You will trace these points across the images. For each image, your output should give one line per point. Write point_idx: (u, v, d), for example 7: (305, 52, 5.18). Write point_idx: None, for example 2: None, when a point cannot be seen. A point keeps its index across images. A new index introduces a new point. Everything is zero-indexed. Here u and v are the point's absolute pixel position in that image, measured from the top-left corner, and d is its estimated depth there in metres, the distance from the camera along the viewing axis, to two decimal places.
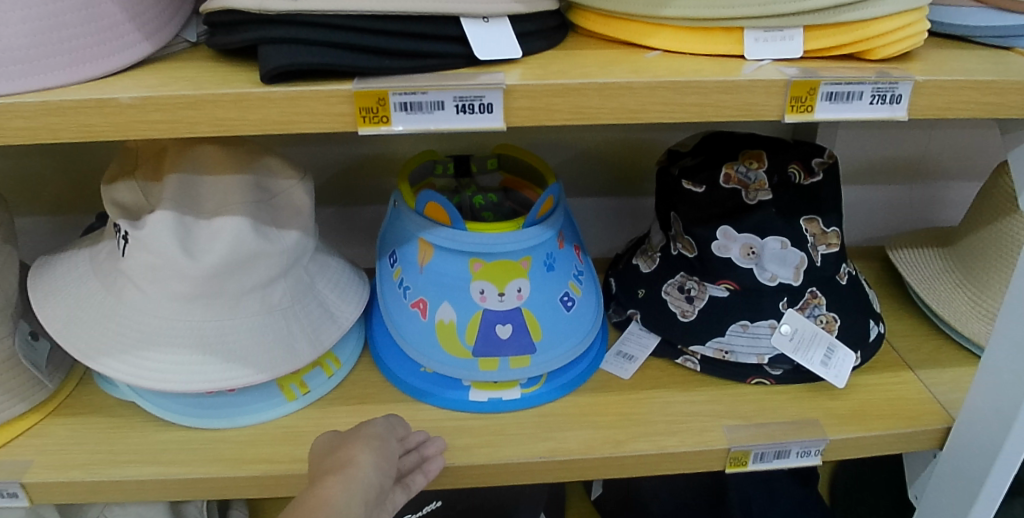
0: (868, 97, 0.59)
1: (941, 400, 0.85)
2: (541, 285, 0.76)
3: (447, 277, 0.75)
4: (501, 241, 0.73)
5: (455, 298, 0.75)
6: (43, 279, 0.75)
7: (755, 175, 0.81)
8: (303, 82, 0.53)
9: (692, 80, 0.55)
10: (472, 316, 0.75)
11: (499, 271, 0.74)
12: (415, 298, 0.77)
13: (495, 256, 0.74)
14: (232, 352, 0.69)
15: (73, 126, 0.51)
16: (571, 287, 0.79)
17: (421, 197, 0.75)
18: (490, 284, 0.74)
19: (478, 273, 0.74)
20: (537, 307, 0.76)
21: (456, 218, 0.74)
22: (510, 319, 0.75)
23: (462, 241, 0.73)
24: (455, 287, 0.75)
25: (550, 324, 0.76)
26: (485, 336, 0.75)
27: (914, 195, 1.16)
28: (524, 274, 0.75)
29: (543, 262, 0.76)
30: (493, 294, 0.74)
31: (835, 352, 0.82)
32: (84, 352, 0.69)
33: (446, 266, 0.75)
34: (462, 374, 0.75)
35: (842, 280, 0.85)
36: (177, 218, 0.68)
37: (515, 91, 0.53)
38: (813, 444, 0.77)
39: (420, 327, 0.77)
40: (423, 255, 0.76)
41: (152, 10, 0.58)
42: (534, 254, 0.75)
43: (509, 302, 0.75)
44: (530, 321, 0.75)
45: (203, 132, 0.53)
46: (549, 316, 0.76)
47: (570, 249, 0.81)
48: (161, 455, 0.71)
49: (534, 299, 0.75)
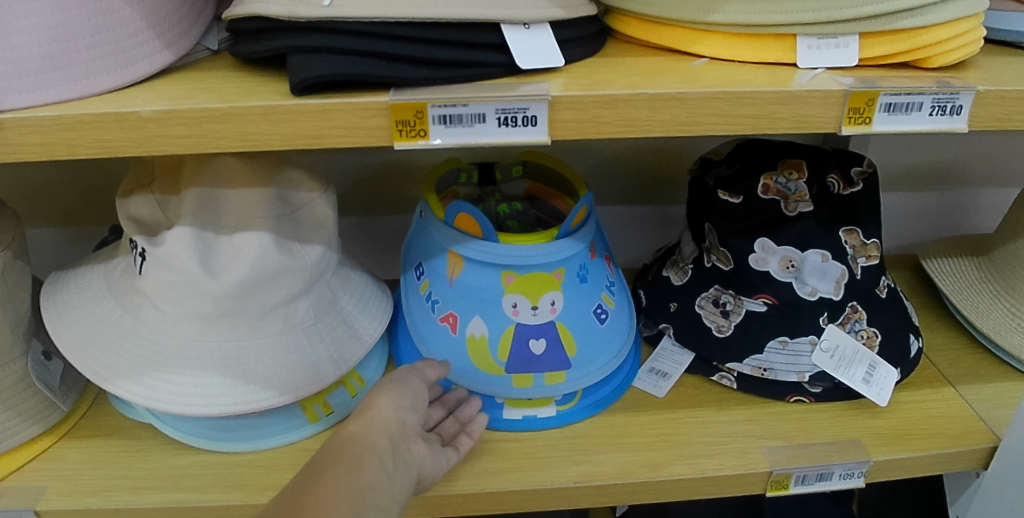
0: (928, 108, 0.56)
1: (985, 417, 0.81)
2: (575, 298, 0.73)
3: (478, 291, 0.72)
4: (534, 252, 0.70)
5: (487, 312, 0.72)
6: (56, 297, 0.72)
7: (795, 185, 0.78)
8: (336, 93, 0.50)
9: (747, 90, 0.52)
10: (506, 331, 0.72)
11: (532, 284, 0.71)
12: (444, 313, 0.74)
13: (528, 268, 0.71)
14: (254, 373, 0.66)
15: (91, 141, 0.48)
16: (605, 299, 0.76)
17: (452, 208, 0.72)
18: (523, 297, 0.71)
19: (511, 286, 0.71)
20: (572, 321, 0.73)
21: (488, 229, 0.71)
22: (544, 334, 0.72)
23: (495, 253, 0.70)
24: (487, 301, 0.72)
25: (585, 339, 0.73)
26: (518, 351, 0.72)
27: (945, 202, 1.13)
28: (557, 286, 0.72)
29: (576, 274, 0.73)
30: (526, 308, 0.71)
31: (877, 369, 0.79)
32: (100, 375, 0.66)
33: (477, 279, 0.72)
34: (495, 391, 0.72)
35: (882, 293, 0.82)
36: (196, 234, 0.65)
37: (561, 102, 0.50)
38: (857, 465, 0.74)
39: (450, 343, 0.74)
40: (453, 269, 0.74)
41: (172, 17, 0.55)
42: (568, 265, 0.72)
43: (542, 316, 0.72)
44: (564, 336, 0.72)
45: (229, 148, 0.50)
46: (584, 330, 0.73)
47: (602, 260, 0.78)
48: (180, 481, 0.68)
49: (568, 312, 0.73)
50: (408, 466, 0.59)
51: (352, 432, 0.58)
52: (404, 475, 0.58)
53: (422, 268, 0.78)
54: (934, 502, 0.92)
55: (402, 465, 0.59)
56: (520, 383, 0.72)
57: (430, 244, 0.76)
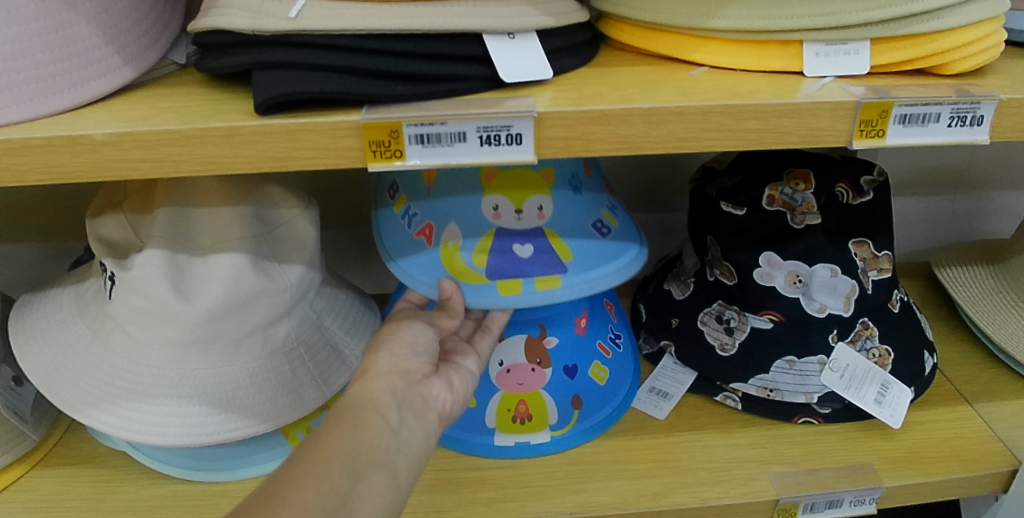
0: (946, 119, 0.52)
1: (1004, 438, 0.77)
2: (564, 201, 0.66)
3: (455, 196, 0.66)
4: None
5: (466, 219, 0.65)
6: (25, 323, 0.68)
7: (803, 197, 0.74)
8: (304, 111, 0.46)
9: (749, 103, 0.48)
10: (485, 235, 0.65)
11: (514, 184, 0.65)
12: (418, 225, 0.68)
13: (508, 165, 0.65)
14: (231, 400, 0.63)
15: (42, 167, 0.45)
16: (605, 215, 0.69)
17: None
18: (503, 198, 0.65)
19: (490, 186, 0.65)
20: (563, 226, 0.66)
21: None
22: (531, 239, 0.65)
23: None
24: (463, 202, 0.66)
25: (581, 246, 0.65)
26: (502, 257, 0.64)
27: (958, 207, 1.09)
28: (545, 189, 0.66)
29: (567, 176, 0.67)
30: (508, 211, 0.65)
31: (889, 389, 0.75)
32: (70, 405, 0.62)
33: (454, 181, 0.66)
34: (479, 301, 0.63)
35: (894, 307, 0.78)
36: (168, 257, 0.61)
37: (547, 119, 0.47)
38: (869, 492, 0.70)
39: (426, 257, 0.66)
40: (427, 176, 0.68)
41: (133, 30, 0.51)
42: (555, 170, 0.67)
43: (526, 220, 0.65)
44: (556, 244, 0.65)
45: (191, 171, 0.46)
46: (579, 236, 0.66)
47: (598, 180, 0.72)
48: (156, 513, 0.65)
49: (557, 216, 0.66)
50: (424, 411, 0.55)
51: (349, 397, 0.53)
52: (419, 424, 0.54)
53: (395, 185, 0.71)
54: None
55: (416, 412, 0.54)
56: (505, 290, 0.63)
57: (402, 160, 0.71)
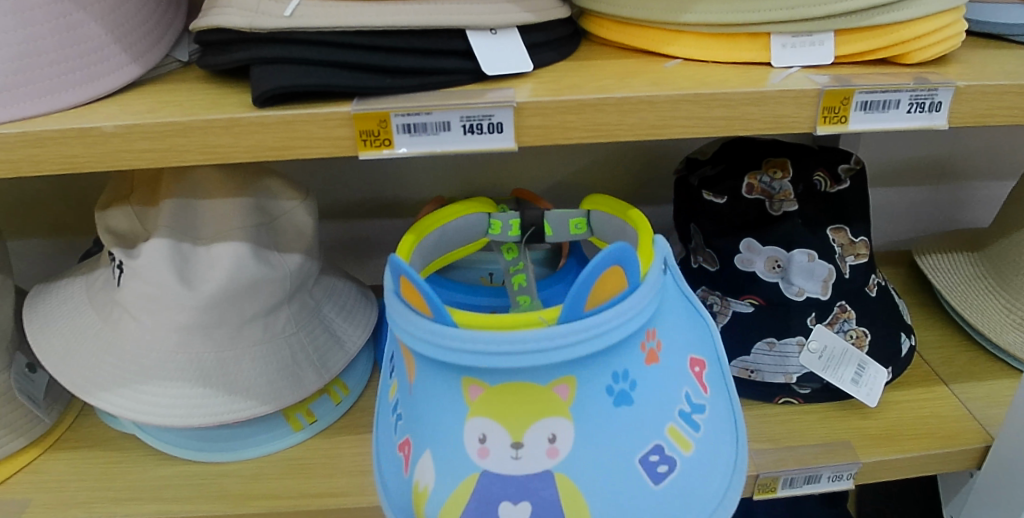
0: (906, 105, 0.55)
1: (978, 416, 0.80)
2: (592, 433, 0.50)
3: (438, 415, 0.51)
4: (517, 347, 0.46)
5: (443, 452, 0.51)
6: (38, 311, 0.72)
7: (780, 185, 0.77)
8: (300, 103, 0.50)
9: (717, 91, 0.51)
10: (467, 480, 0.50)
11: (514, 409, 0.49)
12: (403, 434, 0.55)
13: (502, 378, 0.48)
14: (233, 384, 0.66)
15: (56, 158, 0.48)
16: (671, 434, 0.54)
17: (389, 273, 0.49)
18: (494, 426, 0.49)
19: (476, 404, 0.49)
20: (579, 471, 0.50)
21: (440, 313, 0.47)
22: (527, 494, 0.49)
23: (452, 343, 0.47)
24: (444, 431, 0.51)
25: (607, 497, 0.51)
26: (483, 512, 0.50)
27: (941, 197, 1.11)
28: (564, 409, 0.50)
29: (604, 389, 0.51)
30: (501, 445, 0.49)
31: (866, 369, 0.78)
32: (80, 387, 0.65)
33: (433, 395, 0.51)
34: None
35: (871, 291, 0.81)
36: (173, 246, 0.64)
37: (527, 108, 0.50)
38: (846, 467, 0.73)
39: (402, 487, 0.55)
40: (409, 368, 0.54)
41: (139, 30, 0.54)
42: (576, 380, 0.49)
43: (526, 460, 0.49)
44: (568, 497, 0.50)
45: (194, 161, 0.49)
46: (606, 487, 0.51)
47: (665, 368, 0.54)
48: (163, 492, 0.68)
49: (576, 454, 0.50)
50: None
51: None
52: None
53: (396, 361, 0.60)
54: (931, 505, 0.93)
55: None
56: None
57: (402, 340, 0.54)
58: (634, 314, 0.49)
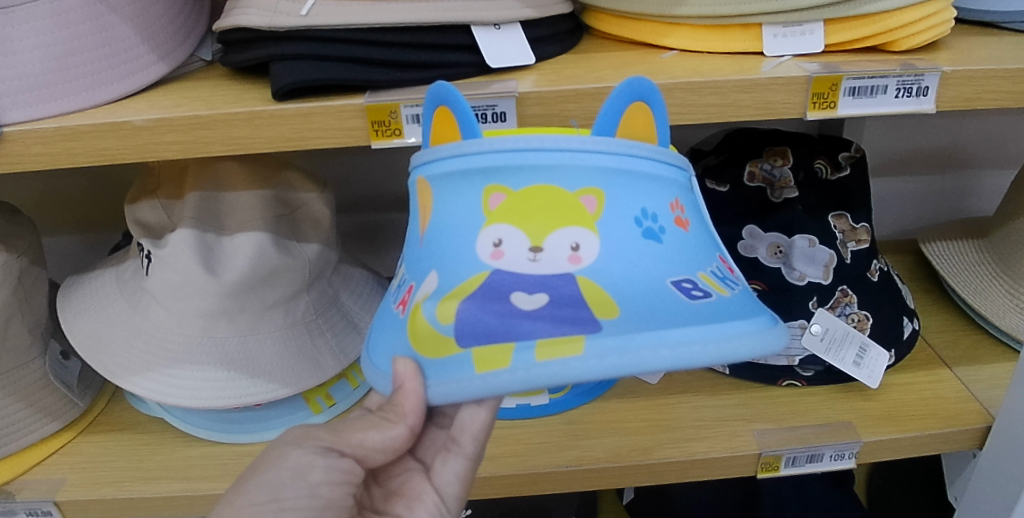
0: (893, 90, 0.57)
1: (980, 397, 0.82)
2: (622, 250, 0.43)
3: (445, 233, 0.44)
4: (544, 145, 0.44)
5: (450, 257, 0.43)
6: (72, 300, 0.76)
7: (781, 172, 0.81)
8: (316, 96, 0.53)
9: (710, 80, 0.54)
10: (474, 278, 0.42)
11: (536, 209, 0.43)
12: (399, 292, 0.47)
13: (527, 176, 0.44)
14: (256, 366, 0.69)
15: (91, 150, 0.52)
16: (705, 278, 0.44)
17: (426, 107, 0.48)
18: (511, 227, 0.43)
19: (495, 211, 0.43)
20: (608, 276, 0.42)
21: (468, 125, 0.46)
22: (545, 289, 0.41)
23: (479, 148, 0.44)
24: (453, 238, 0.44)
25: (639, 306, 0.41)
26: (490, 304, 0.41)
27: (947, 186, 1.12)
28: (590, 221, 0.43)
29: (632, 218, 0.44)
30: (519, 248, 0.42)
31: (867, 351, 0.80)
32: (112, 371, 0.69)
33: (454, 205, 0.45)
34: (438, 389, 0.40)
35: (873, 276, 0.83)
36: (198, 236, 0.68)
37: (528, 98, 0.53)
38: (847, 446, 0.75)
39: (395, 328, 0.45)
40: (421, 217, 0.47)
41: (165, 31, 0.58)
42: (603, 189, 0.44)
43: (547, 265, 0.42)
44: (592, 295, 0.41)
45: (217, 152, 0.53)
46: (639, 296, 0.41)
47: (698, 234, 0.46)
48: (189, 471, 0.72)
49: (602, 264, 0.42)
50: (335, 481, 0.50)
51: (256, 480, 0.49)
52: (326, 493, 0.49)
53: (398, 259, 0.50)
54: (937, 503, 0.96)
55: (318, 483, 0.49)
56: (486, 368, 0.39)
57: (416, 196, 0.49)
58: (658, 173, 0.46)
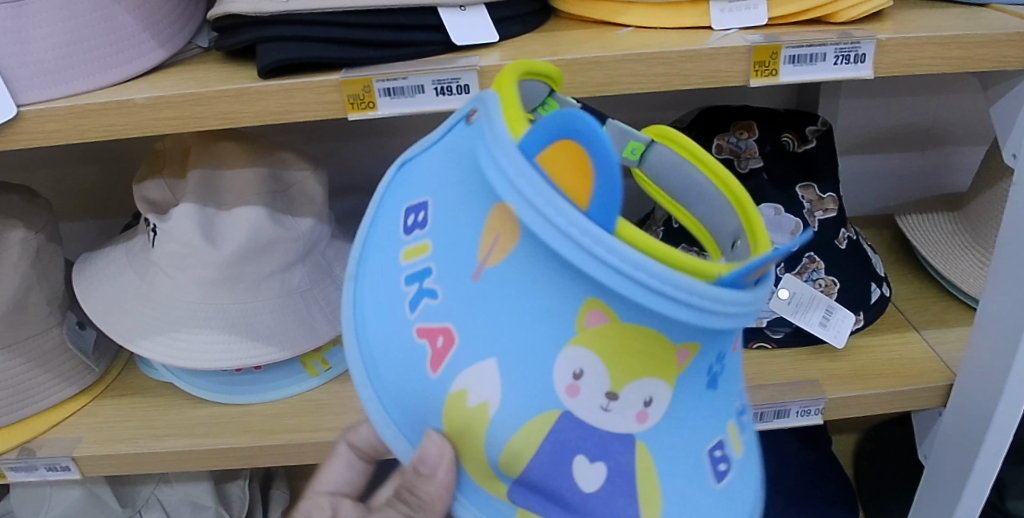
0: (832, 58, 0.62)
1: (945, 359, 0.85)
2: (688, 416, 0.35)
3: (517, 327, 0.33)
4: (682, 293, 0.30)
5: (528, 378, 0.33)
6: (86, 273, 0.82)
7: (746, 144, 0.84)
8: (297, 74, 0.59)
9: (657, 51, 0.59)
10: (544, 417, 0.33)
11: (633, 351, 0.33)
12: (429, 322, 0.35)
13: (643, 316, 0.32)
14: (255, 331, 0.75)
15: (97, 127, 0.58)
16: (732, 439, 0.38)
17: (550, 118, 0.30)
18: (592, 361, 0.33)
19: (591, 333, 0.32)
20: (666, 452, 0.35)
21: (604, 200, 0.30)
22: (605, 457, 0.34)
23: (596, 247, 0.30)
24: (500, 323, 0.33)
25: (682, 482, 0.35)
26: (556, 465, 0.34)
27: (927, 162, 1.15)
28: (673, 373, 0.34)
29: (707, 367, 0.35)
30: (597, 392, 0.33)
31: (834, 313, 0.84)
32: (124, 336, 0.75)
33: (522, 287, 0.33)
34: (467, 514, 0.39)
35: (841, 244, 0.86)
36: (199, 210, 0.74)
37: (489, 72, 0.58)
38: (813, 403, 0.80)
39: (421, 395, 0.36)
40: (486, 245, 0.34)
41: (164, 20, 0.64)
42: (711, 345, 0.34)
43: (615, 421, 0.34)
44: (645, 484, 0.35)
45: (210, 126, 0.59)
46: (683, 476, 0.35)
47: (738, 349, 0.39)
48: (195, 428, 0.78)
49: (667, 430, 0.35)
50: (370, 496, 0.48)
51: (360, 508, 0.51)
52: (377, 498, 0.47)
53: (421, 206, 0.38)
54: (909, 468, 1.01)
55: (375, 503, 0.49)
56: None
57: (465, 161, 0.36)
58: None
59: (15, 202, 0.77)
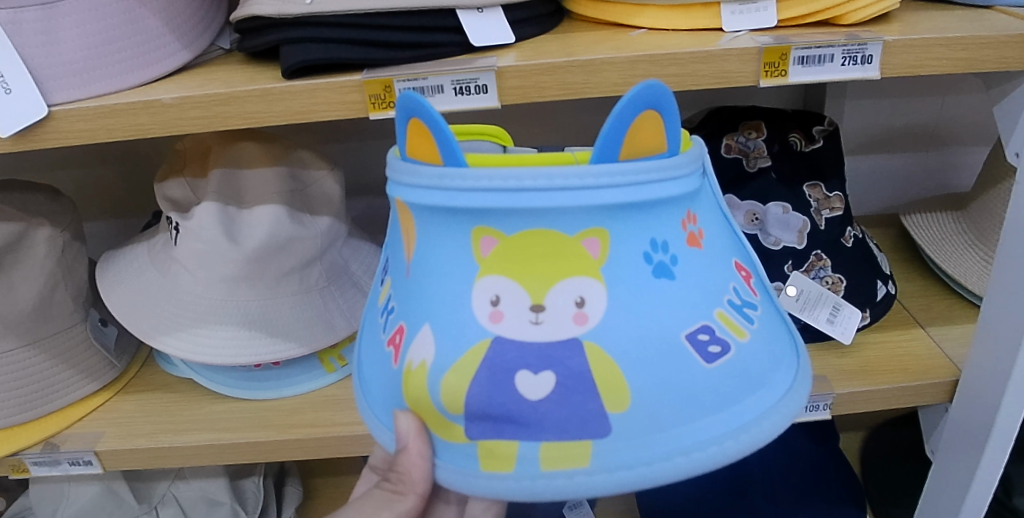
0: (839, 59, 0.63)
1: (950, 355, 0.86)
2: (633, 303, 0.40)
3: (441, 282, 0.42)
4: (542, 185, 0.39)
5: (449, 319, 0.41)
6: (108, 271, 0.84)
7: (754, 143, 0.86)
8: (320, 75, 0.60)
9: (669, 52, 0.61)
10: (475, 350, 0.40)
11: (536, 260, 0.40)
12: (388, 327, 0.45)
13: (521, 222, 0.40)
14: (274, 327, 0.76)
15: (125, 126, 0.60)
16: (719, 321, 0.42)
17: (399, 119, 0.42)
18: (502, 281, 0.40)
19: (488, 259, 0.41)
20: (618, 348, 0.40)
21: (451, 152, 0.40)
22: (552, 365, 0.39)
23: (466, 185, 0.40)
24: (421, 283, 0.42)
25: (653, 375, 0.40)
26: (496, 384, 0.39)
27: (931, 163, 1.16)
28: (596, 268, 0.40)
29: (642, 255, 0.41)
30: (520, 308, 0.40)
31: (841, 310, 0.85)
32: (147, 332, 0.77)
33: (435, 252, 0.42)
34: (448, 474, 0.42)
35: (848, 242, 0.87)
36: (221, 209, 0.75)
37: (506, 72, 0.60)
38: (821, 398, 0.81)
39: (390, 380, 0.44)
40: (406, 245, 0.45)
41: (188, 23, 0.66)
42: (619, 237, 0.41)
43: (550, 328, 0.40)
44: (602, 376, 0.40)
45: (235, 125, 0.60)
46: (650, 369, 0.40)
47: (712, 251, 0.44)
48: (215, 422, 0.79)
49: (611, 323, 0.40)
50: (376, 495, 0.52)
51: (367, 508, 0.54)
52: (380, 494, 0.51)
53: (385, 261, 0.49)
54: (916, 463, 1.02)
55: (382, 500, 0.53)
56: (494, 466, 0.40)
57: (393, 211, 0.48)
58: (678, 175, 0.42)
59: (40, 200, 0.79)
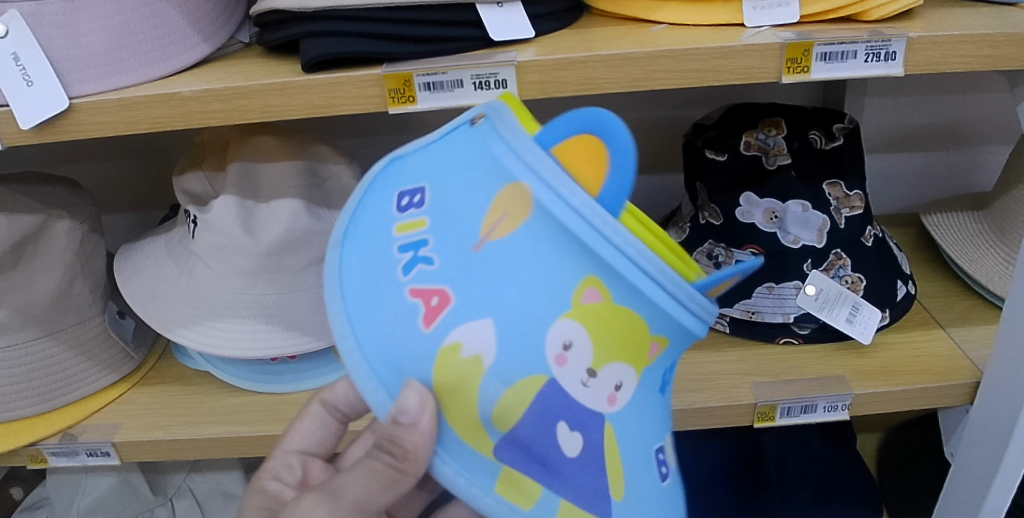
0: (862, 55, 0.63)
1: (971, 356, 0.85)
2: (648, 406, 0.41)
3: (523, 296, 0.37)
4: (666, 284, 0.37)
5: (522, 339, 0.37)
6: (128, 263, 0.84)
7: (775, 140, 0.85)
8: (339, 69, 0.60)
9: (691, 48, 0.60)
10: (530, 384, 0.37)
11: (617, 333, 0.38)
12: (425, 283, 0.38)
13: (632, 300, 0.37)
14: (291, 321, 0.77)
15: (144, 118, 0.60)
16: (673, 445, 0.44)
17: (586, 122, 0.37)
18: (584, 337, 0.37)
19: (583, 309, 0.37)
20: (632, 436, 0.40)
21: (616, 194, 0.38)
22: (583, 429, 0.38)
23: (606, 234, 0.36)
24: (495, 280, 0.37)
25: (638, 476, 0.40)
26: (542, 427, 0.38)
27: (952, 161, 1.15)
28: (642, 364, 0.40)
29: (666, 367, 0.42)
30: (581, 365, 0.38)
31: (860, 310, 0.84)
32: (165, 325, 0.77)
33: (528, 267, 0.37)
34: (446, 471, 0.40)
35: (867, 241, 0.86)
36: (239, 202, 0.75)
37: (526, 67, 0.59)
38: (839, 398, 0.80)
39: (411, 346, 0.38)
40: (492, 221, 0.38)
41: (208, 16, 0.67)
42: (673, 340, 0.41)
43: (592, 395, 0.38)
44: (611, 456, 0.39)
45: (255, 119, 0.60)
46: (639, 457, 0.40)
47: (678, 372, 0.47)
48: (232, 416, 0.80)
49: (632, 414, 0.40)
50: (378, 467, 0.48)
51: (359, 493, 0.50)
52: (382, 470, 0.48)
53: (418, 190, 0.41)
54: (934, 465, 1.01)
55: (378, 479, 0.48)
56: (507, 495, 0.38)
57: (465, 161, 0.40)
58: None
59: (60, 193, 0.80)
